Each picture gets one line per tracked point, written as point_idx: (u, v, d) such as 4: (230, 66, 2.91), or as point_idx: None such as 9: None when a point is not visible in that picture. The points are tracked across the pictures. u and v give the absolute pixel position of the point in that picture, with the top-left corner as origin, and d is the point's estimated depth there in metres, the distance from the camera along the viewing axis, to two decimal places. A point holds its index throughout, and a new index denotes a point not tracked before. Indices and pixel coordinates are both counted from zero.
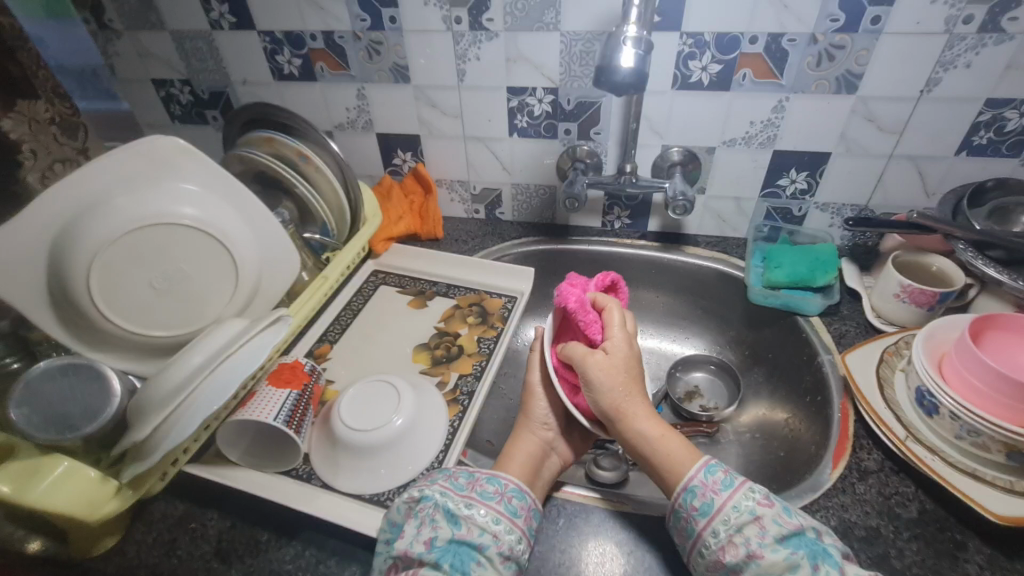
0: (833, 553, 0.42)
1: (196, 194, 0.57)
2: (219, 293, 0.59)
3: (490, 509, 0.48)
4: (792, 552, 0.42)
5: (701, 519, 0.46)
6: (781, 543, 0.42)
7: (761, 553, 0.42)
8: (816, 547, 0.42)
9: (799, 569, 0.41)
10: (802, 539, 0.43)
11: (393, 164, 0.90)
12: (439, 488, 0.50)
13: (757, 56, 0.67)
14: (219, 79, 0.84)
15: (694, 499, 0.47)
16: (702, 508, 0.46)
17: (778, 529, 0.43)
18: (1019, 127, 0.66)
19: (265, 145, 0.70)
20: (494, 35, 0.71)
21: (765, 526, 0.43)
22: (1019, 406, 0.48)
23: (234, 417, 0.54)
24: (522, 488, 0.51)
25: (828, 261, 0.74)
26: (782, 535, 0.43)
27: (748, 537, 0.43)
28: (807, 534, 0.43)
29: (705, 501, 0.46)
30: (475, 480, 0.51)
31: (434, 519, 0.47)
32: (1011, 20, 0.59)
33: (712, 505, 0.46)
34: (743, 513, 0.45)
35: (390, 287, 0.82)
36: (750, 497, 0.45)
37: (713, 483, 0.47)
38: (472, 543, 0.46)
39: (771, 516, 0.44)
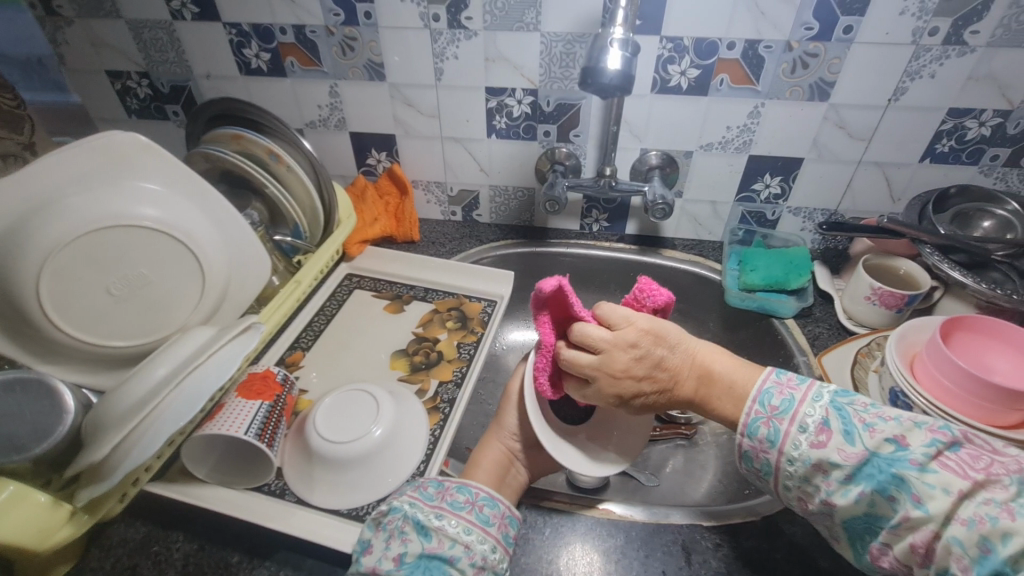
0: (907, 475, 0.38)
1: (159, 194, 0.54)
2: (185, 300, 0.55)
3: (461, 519, 0.47)
4: (862, 491, 0.40)
5: (770, 478, 0.45)
6: (850, 482, 0.41)
7: (833, 500, 0.41)
8: (885, 475, 0.39)
9: (875, 505, 0.39)
10: (873, 468, 0.40)
11: (366, 165, 0.87)
12: (408, 500, 0.48)
13: (734, 62, 0.68)
14: (181, 72, 0.79)
15: (754, 462, 0.46)
16: (764, 469, 0.45)
17: (840, 469, 0.41)
18: (978, 135, 0.69)
19: (233, 143, 0.66)
20: (473, 34, 0.70)
21: (827, 471, 0.42)
22: (988, 406, 0.49)
23: (201, 432, 0.51)
24: (493, 496, 0.49)
25: (802, 265, 0.76)
26: (845, 474, 0.41)
27: (818, 485, 0.42)
28: (878, 457, 0.40)
29: (763, 461, 0.45)
30: (445, 489, 0.50)
31: (404, 532, 0.46)
32: (972, 33, 0.62)
33: (771, 465, 0.45)
34: (800, 464, 0.43)
35: (365, 291, 0.80)
36: (801, 441, 0.43)
37: (761, 444, 0.45)
38: (442, 556, 0.44)
39: (827, 458, 0.42)
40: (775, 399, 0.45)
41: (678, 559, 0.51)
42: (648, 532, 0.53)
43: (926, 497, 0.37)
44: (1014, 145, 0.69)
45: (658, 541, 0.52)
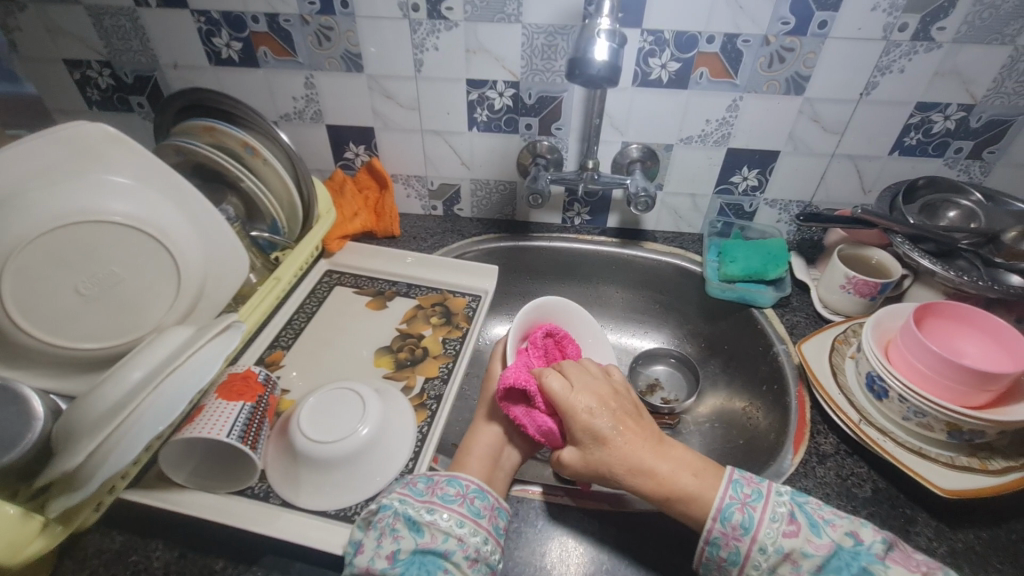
0: (874, 569, 0.42)
1: (129, 189, 0.51)
2: (159, 300, 0.53)
3: (453, 512, 0.46)
4: None
5: (732, 568, 0.47)
6: (820, 574, 0.44)
7: None
8: (853, 567, 0.43)
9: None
10: (841, 560, 0.44)
11: (344, 158, 0.85)
12: (398, 496, 0.48)
13: (714, 55, 0.69)
14: (146, 61, 0.76)
15: (720, 551, 0.47)
16: (730, 559, 0.46)
17: (812, 561, 0.44)
18: (943, 129, 0.72)
19: (205, 135, 0.63)
20: (454, 25, 0.69)
21: (798, 562, 0.44)
22: (959, 388, 0.51)
23: (180, 435, 0.49)
24: (483, 488, 0.49)
25: (780, 255, 0.78)
26: (818, 566, 0.44)
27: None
28: (843, 549, 0.44)
29: (731, 551, 0.46)
30: (435, 483, 0.49)
31: (395, 529, 0.45)
32: (939, 29, 0.64)
33: (739, 554, 0.46)
34: (772, 553, 0.45)
35: (345, 287, 0.78)
36: (774, 529, 0.46)
37: (733, 531, 0.46)
38: (436, 551, 0.44)
39: (800, 549, 0.44)
40: (744, 488, 0.48)
41: (668, 547, 0.51)
42: (638, 520, 0.53)
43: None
44: (977, 138, 0.72)
45: (649, 529, 0.52)
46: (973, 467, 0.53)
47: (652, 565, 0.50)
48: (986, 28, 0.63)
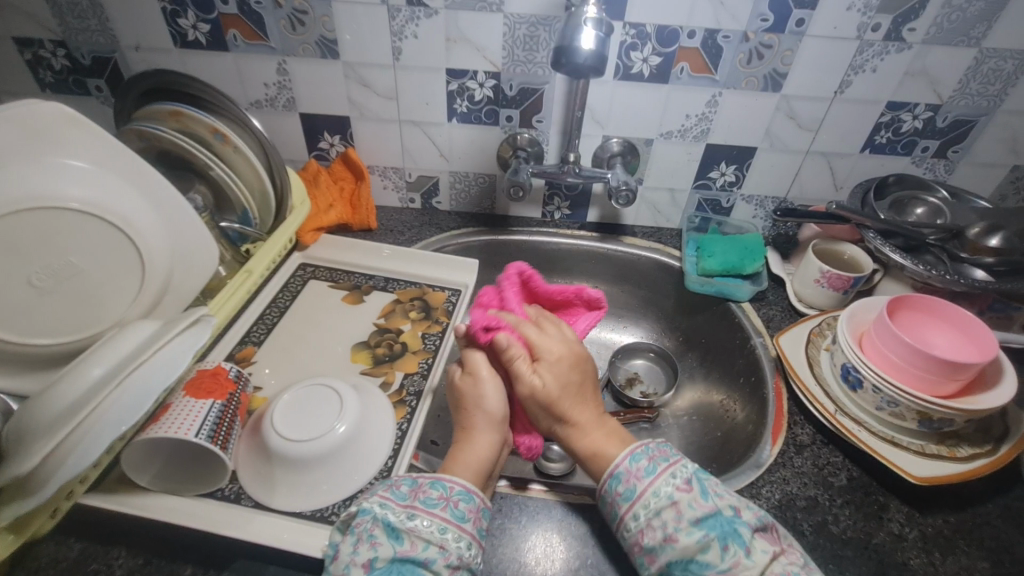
0: (744, 531, 0.44)
1: (86, 172, 0.48)
2: (121, 293, 0.50)
3: (435, 517, 0.45)
4: (704, 535, 0.43)
5: (623, 504, 0.47)
6: (696, 526, 0.44)
7: (675, 536, 0.44)
8: (726, 529, 0.44)
9: (710, 549, 0.43)
10: (717, 521, 0.44)
11: (318, 148, 0.82)
12: (378, 501, 0.46)
13: (694, 50, 0.69)
14: (105, 42, 0.72)
15: (618, 485, 0.48)
16: (624, 494, 0.47)
17: (694, 512, 0.44)
18: (912, 128, 0.74)
19: (171, 120, 0.60)
20: (433, 13, 0.67)
21: (681, 511, 0.45)
22: (933, 378, 0.53)
23: (144, 436, 0.47)
24: (469, 489, 0.48)
25: (755, 250, 0.79)
26: (697, 518, 0.44)
27: (666, 521, 0.45)
28: (722, 514, 0.45)
29: (629, 486, 0.47)
30: (419, 486, 0.48)
31: (373, 535, 0.44)
32: (910, 30, 0.66)
33: (634, 491, 0.47)
34: (661, 498, 0.46)
35: (320, 282, 0.76)
36: (669, 482, 0.46)
37: (638, 470, 0.48)
38: (416, 560, 0.43)
39: (687, 502, 0.45)
40: (644, 459, 0.48)
41: None
42: None
43: (755, 552, 0.43)
44: (943, 138, 0.75)
45: None
46: (942, 455, 0.55)
47: (636, 559, 0.50)
48: (955, 30, 0.65)
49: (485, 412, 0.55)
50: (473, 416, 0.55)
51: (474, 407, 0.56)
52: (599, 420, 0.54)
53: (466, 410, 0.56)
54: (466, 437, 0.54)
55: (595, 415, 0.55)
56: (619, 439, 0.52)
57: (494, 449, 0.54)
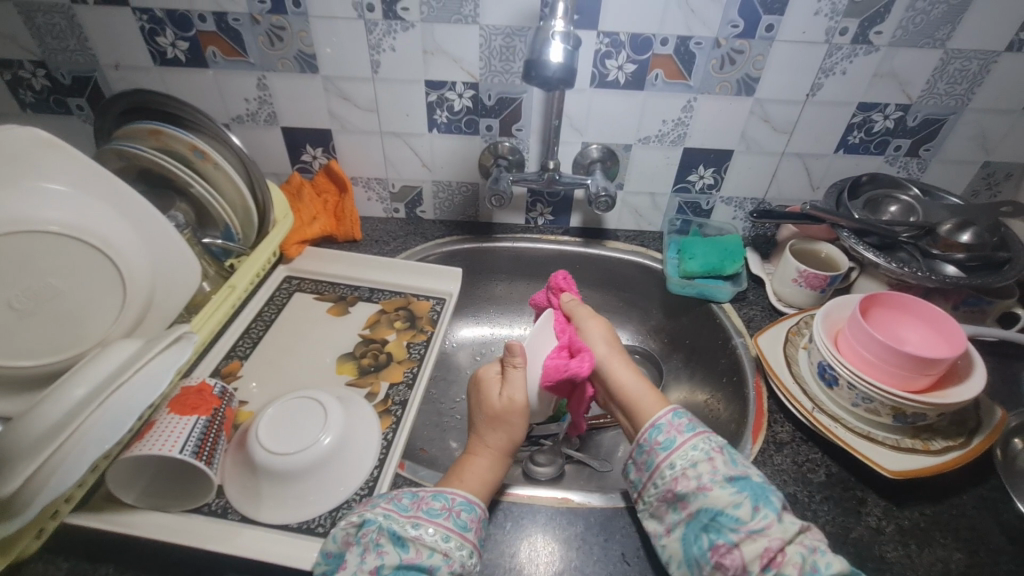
0: (774, 498, 0.46)
1: (63, 196, 0.49)
2: (102, 313, 0.51)
3: (439, 526, 0.46)
4: (737, 493, 0.45)
5: (661, 453, 0.50)
6: (730, 482, 0.46)
7: (709, 487, 0.46)
8: (757, 492, 0.46)
9: (741, 505, 0.45)
10: (747, 484, 0.46)
11: (301, 161, 0.83)
12: (382, 511, 0.47)
13: (668, 57, 0.70)
14: (84, 61, 0.72)
15: (659, 435, 0.51)
16: (664, 443, 0.50)
17: (728, 470, 0.47)
18: (883, 128, 0.76)
19: (151, 139, 0.61)
20: (410, 26, 0.68)
21: (716, 467, 0.47)
22: (904, 373, 0.54)
23: (128, 454, 0.47)
24: (471, 500, 0.49)
25: (735, 251, 0.80)
26: (730, 476, 0.47)
27: (701, 473, 0.47)
28: (751, 479, 0.47)
29: (669, 436, 0.51)
30: (421, 498, 0.48)
31: (379, 544, 0.44)
32: (876, 33, 0.67)
33: (675, 442, 0.50)
34: (698, 453, 0.49)
35: (305, 294, 0.76)
36: (709, 441, 0.50)
37: (678, 424, 0.51)
38: (421, 566, 0.44)
39: (722, 460, 0.48)
40: (683, 419, 0.52)
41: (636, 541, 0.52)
42: (605, 517, 0.54)
43: (784, 520, 0.45)
44: (914, 136, 0.77)
45: (617, 524, 0.53)
46: (917, 448, 0.56)
47: (619, 560, 0.51)
48: (920, 32, 0.67)
49: (508, 435, 0.53)
50: (496, 434, 0.53)
51: (501, 426, 0.53)
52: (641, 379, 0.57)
53: (489, 427, 0.53)
54: (480, 452, 0.53)
55: (628, 366, 0.58)
56: (660, 396, 0.55)
57: (503, 470, 0.53)
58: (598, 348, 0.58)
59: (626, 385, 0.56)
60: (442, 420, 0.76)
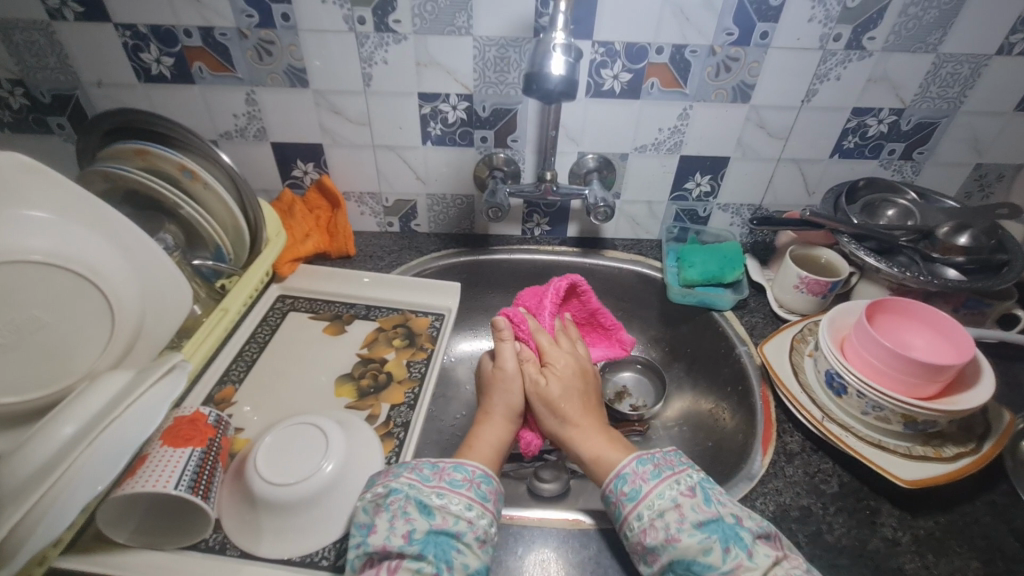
0: (744, 534, 0.45)
1: (48, 224, 0.46)
2: (89, 344, 0.49)
3: (462, 496, 0.48)
4: (706, 538, 0.45)
5: (627, 504, 0.49)
6: (698, 528, 0.45)
7: (677, 537, 0.45)
8: (729, 535, 0.45)
9: (712, 551, 0.44)
10: (719, 527, 0.45)
11: (291, 177, 0.81)
12: (407, 481, 0.48)
13: (663, 66, 0.70)
14: (64, 79, 0.70)
15: (624, 485, 0.50)
16: (630, 493, 0.49)
17: (696, 515, 0.46)
18: (877, 132, 0.76)
19: (138, 159, 0.58)
20: (402, 38, 0.67)
21: (684, 513, 0.46)
22: (913, 380, 0.53)
23: (119, 491, 0.45)
24: (489, 473, 0.51)
25: (734, 258, 0.79)
26: (699, 521, 0.46)
27: (669, 522, 0.46)
28: (724, 521, 0.46)
29: (635, 486, 0.49)
30: (441, 469, 0.50)
31: (407, 512, 0.46)
32: (869, 39, 0.68)
33: (640, 491, 0.49)
34: (665, 501, 0.47)
35: (300, 313, 0.74)
36: (673, 487, 0.48)
37: (643, 472, 0.50)
38: (449, 532, 0.45)
39: (690, 505, 0.47)
40: (647, 466, 0.50)
41: None
42: (618, 538, 0.52)
43: (757, 555, 0.44)
44: (908, 140, 0.77)
45: None
46: (928, 456, 0.56)
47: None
48: (912, 37, 0.67)
49: (508, 401, 0.58)
50: (496, 402, 0.58)
51: (501, 394, 0.59)
52: (602, 434, 0.56)
53: (492, 396, 0.59)
54: (487, 420, 0.58)
55: (590, 426, 0.57)
56: None
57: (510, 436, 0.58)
58: (546, 418, 0.58)
59: (582, 446, 0.55)
60: (444, 439, 0.74)
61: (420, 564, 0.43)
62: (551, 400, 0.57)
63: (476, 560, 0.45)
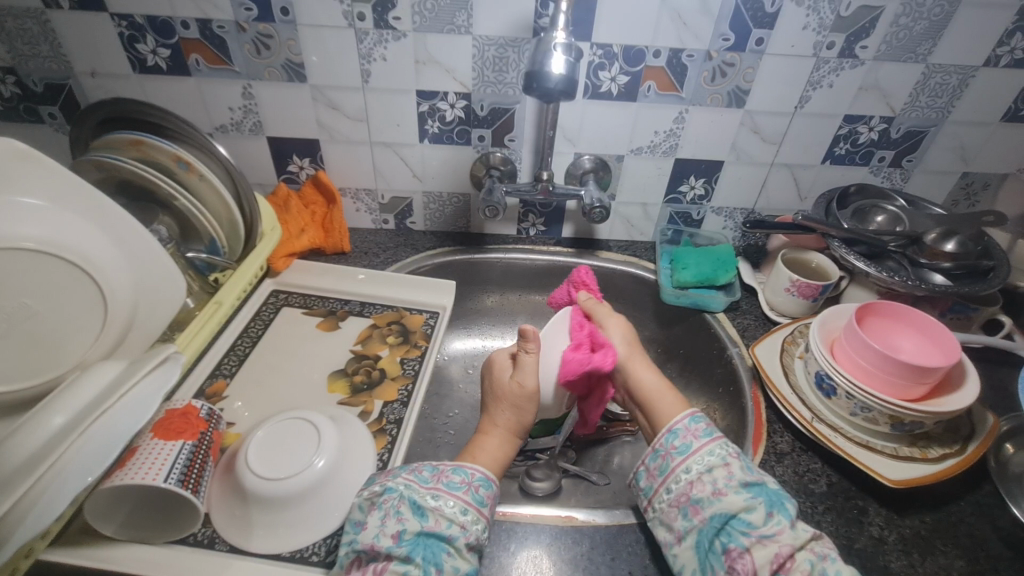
0: (789, 505, 0.46)
1: (41, 211, 0.46)
2: (81, 334, 0.48)
3: (457, 499, 0.47)
4: (751, 498, 0.46)
5: (676, 458, 0.51)
6: (744, 488, 0.47)
7: (724, 492, 0.47)
8: (772, 498, 0.46)
9: (754, 510, 0.46)
10: (764, 490, 0.47)
11: (287, 172, 0.81)
12: (404, 481, 0.48)
13: (660, 69, 0.71)
14: (58, 68, 0.69)
15: (675, 440, 0.52)
16: (679, 448, 0.51)
17: (744, 476, 0.48)
18: (868, 139, 0.78)
19: (132, 149, 0.58)
20: (402, 35, 0.67)
21: (732, 472, 0.48)
22: (901, 382, 0.54)
23: (108, 484, 0.44)
24: (489, 476, 0.50)
25: (727, 261, 0.80)
26: (746, 482, 0.47)
27: (717, 477, 0.48)
28: (768, 485, 0.47)
29: (685, 442, 0.51)
30: (441, 471, 0.50)
31: (400, 511, 0.46)
32: (862, 48, 0.69)
33: (690, 447, 0.51)
34: (715, 458, 0.49)
35: (293, 308, 0.74)
36: (724, 448, 0.50)
37: (695, 429, 0.52)
38: (440, 535, 0.45)
39: (740, 466, 0.49)
40: (699, 424, 0.52)
41: (642, 560, 0.51)
42: (610, 535, 0.53)
43: (797, 526, 0.45)
44: (897, 148, 0.78)
45: (622, 542, 0.52)
46: (914, 456, 0.57)
47: None
48: (903, 47, 0.69)
49: (514, 415, 0.56)
50: (503, 413, 0.56)
51: (509, 406, 0.56)
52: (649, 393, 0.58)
53: (499, 405, 0.56)
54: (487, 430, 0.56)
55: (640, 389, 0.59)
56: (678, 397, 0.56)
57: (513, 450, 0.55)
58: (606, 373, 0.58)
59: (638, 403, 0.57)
60: (436, 436, 0.74)
61: (407, 566, 0.43)
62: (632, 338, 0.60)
63: (465, 564, 0.45)
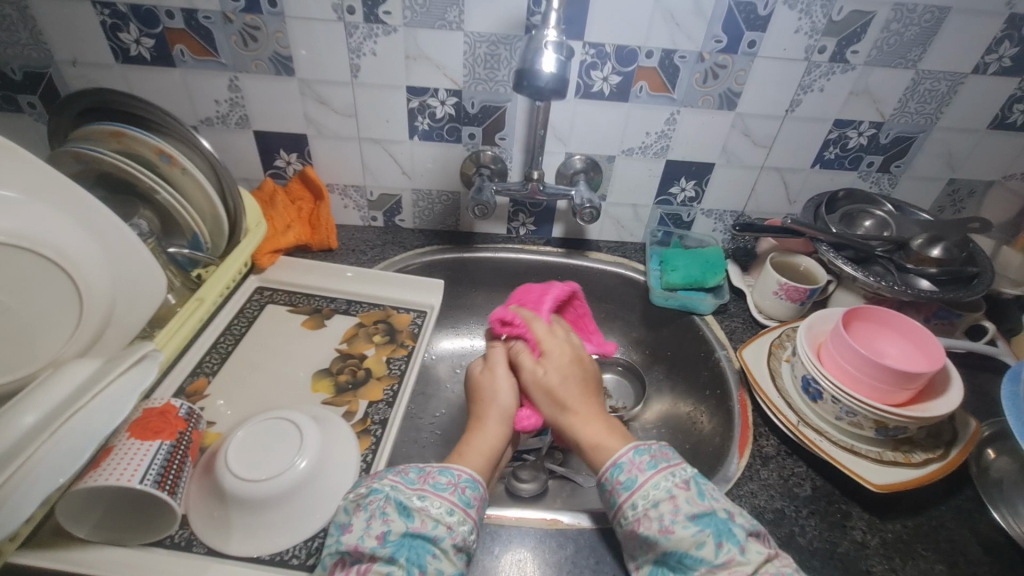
0: (738, 532, 0.45)
1: (14, 203, 0.44)
2: (55, 329, 0.47)
3: (444, 500, 0.47)
4: (699, 531, 0.45)
5: (622, 493, 0.49)
6: (692, 521, 0.45)
7: (671, 528, 0.45)
8: (720, 529, 0.45)
9: (704, 545, 0.44)
10: (711, 521, 0.45)
11: (274, 167, 0.79)
12: (390, 482, 0.47)
13: (653, 70, 0.70)
14: (37, 56, 0.67)
15: (619, 474, 0.50)
16: (624, 483, 0.49)
17: (690, 508, 0.46)
18: (857, 144, 0.78)
19: (112, 141, 0.57)
20: (392, 30, 0.66)
21: (677, 506, 0.46)
22: (886, 387, 0.54)
23: (82, 484, 0.43)
24: (475, 478, 0.49)
25: (716, 263, 0.80)
26: (693, 514, 0.46)
27: (662, 514, 0.46)
28: (717, 517, 0.46)
29: (630, 476, 0.49)
30: (428, 472, 0.49)
31: (385, 512, 0.45)
32: (853, 53, 0.69)
33: (635, 481, 0.49)
34: (660, 492, 0.47)
35: (278, 305, 0.73)
36: (669, 479, 0.48)
37: (639, 463, 0.50)
38: (426, 536, 0.44)
39: (682, 500, 0.47)
40: (643, 458, 0.50)
41: (627, 564, 0.51)
42: (595, 539, 0.52)
43: (750, 552, 0.44)
44: (886, 153, 0.79)
45: (607, 546, 0.52)
46: (897, 461, 0.57)
47: None
48: (893, 52, 0.69)
49: (499, 406, 0.58)
50: (489, 408, 0.58)
51: (491, 399, 0.58)
52: (603, 422, 0.55)
53: (485, 403, 0.58)
54: (478, 431, 0.56)
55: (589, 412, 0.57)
56: (618, 434, 0.54)
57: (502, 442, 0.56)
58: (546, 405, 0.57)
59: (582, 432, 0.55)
60: (421, 437, 0.73)
61: (391, 568, 0.43)
62: (550, 388, 0.57)
63: (451, 566, 0.44)
